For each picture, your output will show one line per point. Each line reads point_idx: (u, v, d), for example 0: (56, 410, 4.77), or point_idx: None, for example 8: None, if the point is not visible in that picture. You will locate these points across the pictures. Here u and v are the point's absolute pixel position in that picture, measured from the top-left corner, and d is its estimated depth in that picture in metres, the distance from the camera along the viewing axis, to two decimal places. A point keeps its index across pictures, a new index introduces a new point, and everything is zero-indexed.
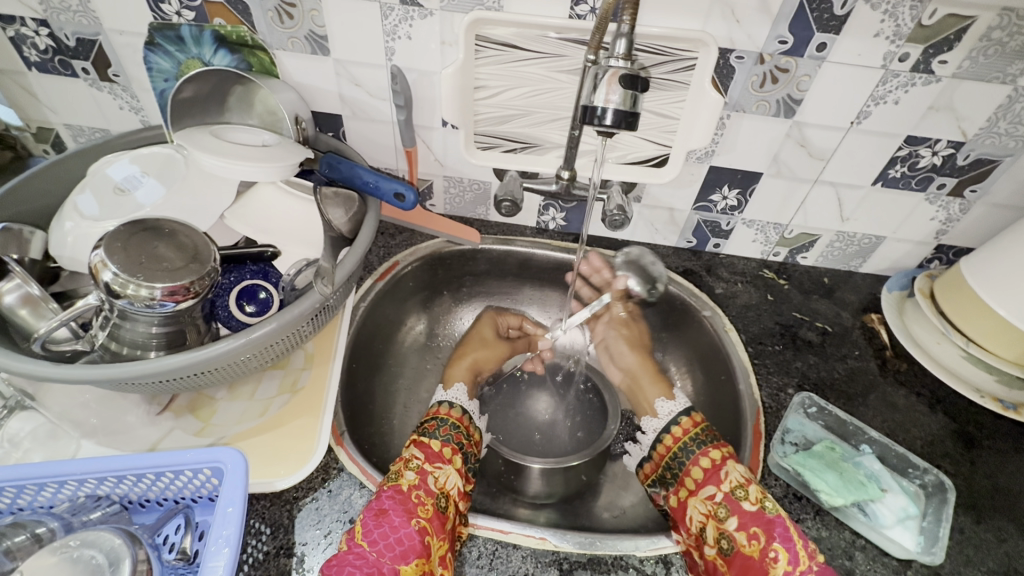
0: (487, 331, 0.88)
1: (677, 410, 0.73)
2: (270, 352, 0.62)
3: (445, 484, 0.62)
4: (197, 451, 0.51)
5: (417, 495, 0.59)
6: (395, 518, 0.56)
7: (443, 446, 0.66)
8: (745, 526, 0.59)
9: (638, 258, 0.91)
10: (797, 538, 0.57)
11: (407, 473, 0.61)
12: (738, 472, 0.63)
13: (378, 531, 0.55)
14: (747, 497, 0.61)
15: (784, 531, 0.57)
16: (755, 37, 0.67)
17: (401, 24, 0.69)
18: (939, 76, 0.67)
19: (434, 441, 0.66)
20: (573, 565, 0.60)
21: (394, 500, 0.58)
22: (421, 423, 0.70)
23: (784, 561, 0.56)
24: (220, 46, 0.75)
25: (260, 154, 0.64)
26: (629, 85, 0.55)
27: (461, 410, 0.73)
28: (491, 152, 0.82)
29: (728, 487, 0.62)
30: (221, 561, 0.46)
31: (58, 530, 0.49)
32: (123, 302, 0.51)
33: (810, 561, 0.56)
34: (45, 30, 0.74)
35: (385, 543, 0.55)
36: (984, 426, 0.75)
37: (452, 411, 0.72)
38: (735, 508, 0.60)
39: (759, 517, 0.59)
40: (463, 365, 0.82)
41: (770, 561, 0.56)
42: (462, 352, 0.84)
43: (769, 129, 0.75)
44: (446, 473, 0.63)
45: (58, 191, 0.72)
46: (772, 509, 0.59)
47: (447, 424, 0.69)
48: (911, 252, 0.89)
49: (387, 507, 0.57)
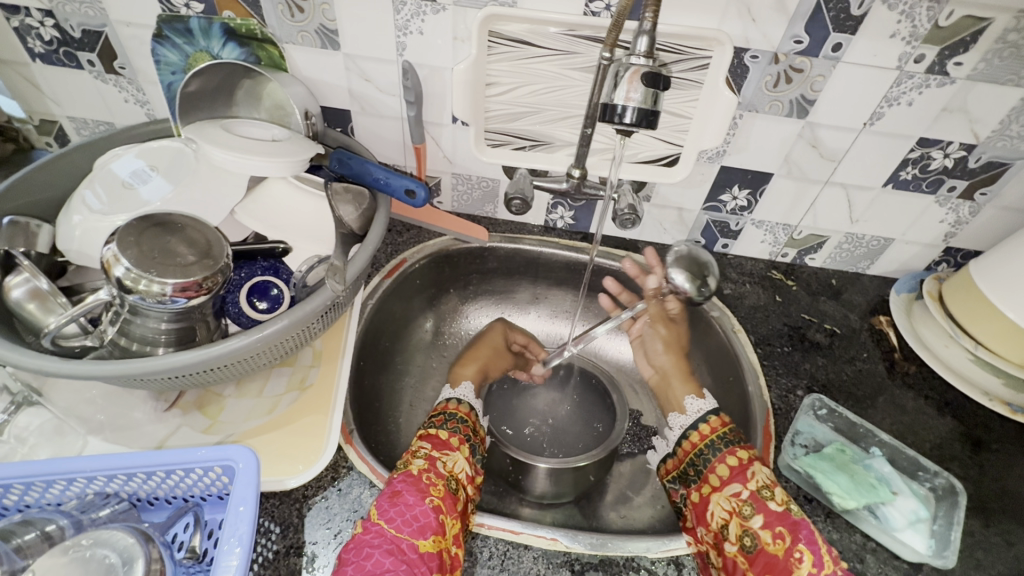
0: (495, 339, 0.87)
1: (705, 409, 0.73)
2: (280, 349, 0.62)
3: (454, 469, 0.62)
4: (208, 448, 0.51)
5: (427, 477, 0.59)
6: (409, 497, 0.56)
7: (451, 435, 0.66)
8: (770, 525, 0.59)
9: (688, 252, 0.87)
10: (822, 543, 0.57)
11: (416, 461, 0.61)
12: (765, 473, 0.63)
13: (394, 509, 0.55)
14: (774, 497, 0.61)
15: (809, 533, 0.57)
16: (770, 37, 0.66)
17: (414, 19, 0.69)
18: (954, 77, 0.67)
19: (441, 431, 0.67)
20: (585, 566, 0.60)
21: (406, 482, 0.58)
22: (430, 416, 0.70)
23: (809, 563, 0.55)
24: (229, 39, 0.74)
25: (269, 148, 0.63)
26: (651, 83, 0.55)
27: (469, 406, 0.72)
28: (501, 150, 0.82)
29: (755, 486, 0.62)
30: (234, 561, 0.45)
31: (67, 528, 0.48)
32: (135, 297, 0.50)
33: (834, 565, 0.55)
34: (51, 21, 0.73)
35: (402, 520, 0.54)
36: (993, 429, 0.76)
37: (460, 406, 0.71)
38: (762, 508, 0.60)
39: (785, 518, 0.59)
40: (473, 368, 0.81)
41: (794, 561, 0.56)
42: (471, 358, 0.83)
43: (781, 130, 0.75)
44: (453, 459, 0.63)
45: (63, 184, 0.71)
46: (798, 512, 0.59)
47: (455, 417, 0.69)
48: (920, 255, 0.89)
49: (400, 488, 0.57)
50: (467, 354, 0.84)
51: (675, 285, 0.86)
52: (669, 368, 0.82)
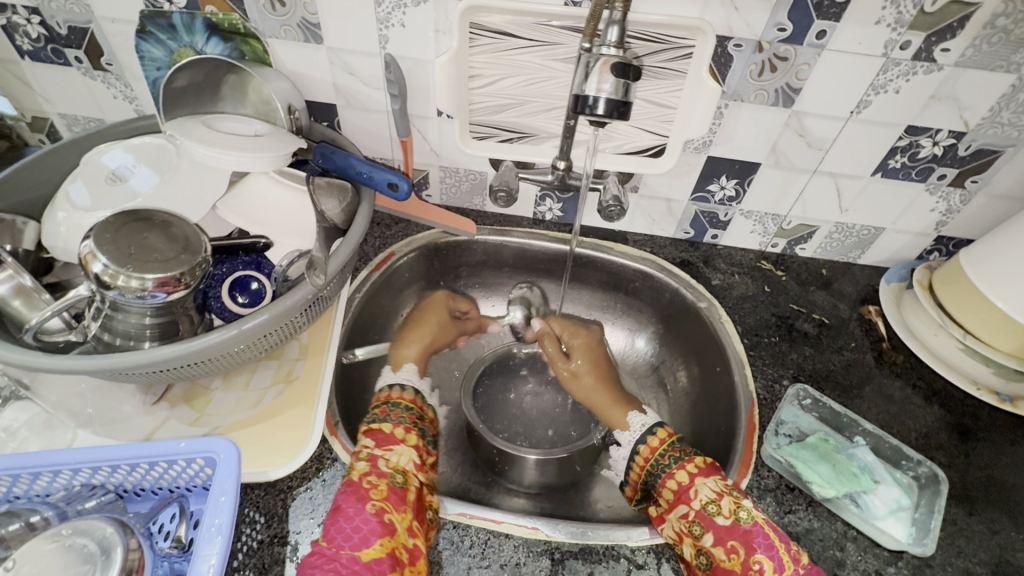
0: (438, 304, 0.89)
1: (644, 429, 0.73)
2: (264, 343, 0.63)
3: (399, 462, 0.62)
4: (190, 441, 0.51)
5: (368, 481, 0.59)
6: (349, 510, 0.56)
7: (395, 427, 0.66)
8: (722, 541, 0.59)
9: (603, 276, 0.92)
10: (778, 543, 0.57)
11: (357, 464, 0.61)
12: (708, 488, 0.62)
13: (334, 527, 0.55)
14: (721, 511, 0.60)
15: (764, 540, 0.57)
16: (753, 25, 0.66)
17: (395, 12, 0.69)
18: (941, 64, 0.66)
19: (385, 424, 0.66)
20: (565, 555, 0.60)
21: (345, 493, 0.58)
22: (373, 408, 0.70)
23: (770, 571, 0.56)
24: (212, 34, 0.74)
25: (249, 143, 0.64)
26: (621, 74, 0.55)
27: (414, 391, 0.73)
28: (486, 142, 0.82)
29: (700, 504, 0.61)
30: (214, 549, 0.46)
31: (52, 518, 0.50)
32: (114, 293, 0.51)
33: (794, 565, 0.56)
34: (36, 18, 0.74)
35: (341, 536, 0.54)
36: (981, 419, 0.75)
37: (404, 393, 0.72)
38: (710, 524, 0.60)
39: (735, 530, 0.59)
40: (415, 346, 0.83)
41: (755, 573, 0.56)
42: (412, 328, 0.85)
43: (767, 119, 0.75)
44: (399, 453, 0.63)
45: (51, 180, 0.72)
46: (747, 518, 0.59)
47: (398, 407, 0.69)
48: (911, 244, 0.88)
49: (339, 503, 0.57)
50: (410, 330, 0.85)
51: (514, 322, 0.94)
52: (592, 394, 0.83)
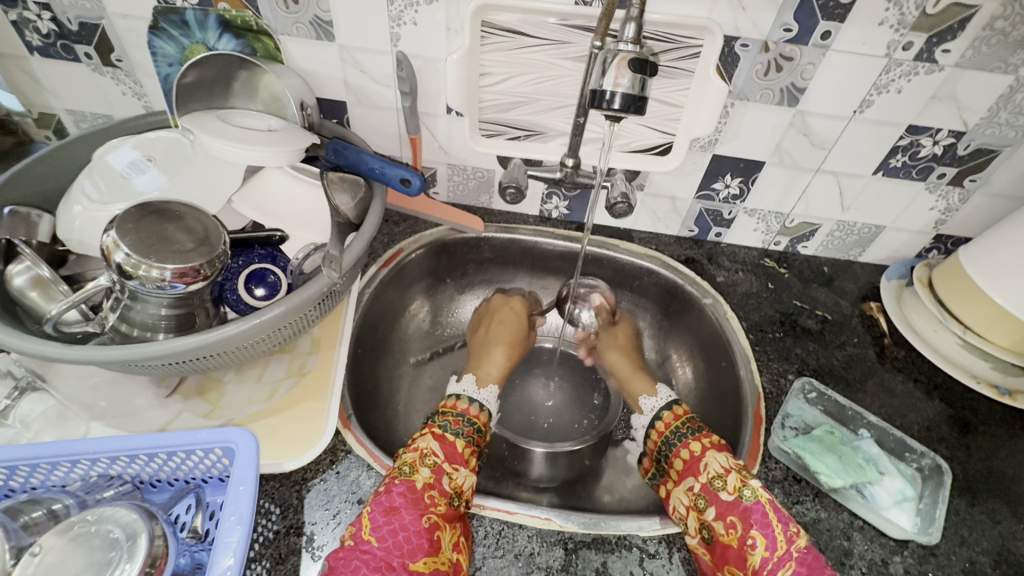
0: (514, 317, 0.92)
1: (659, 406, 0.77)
2: (279, 336, 0.63)
3: (461, 484, 0.62)
4: (209, 431, 0.52)
5: (431, 495, 0.59)
6: (405, 515, 0.56)
7: (461, 444, 0.66)
8: (722, 515, 0.60)
9: (608, 271, 0.94)
10: (775, 522, 0.58)
11: (422, 470, 0.61)
12: (717, 463, 0.64)
13: (387, 527, 0.55)
14: (725, 487, 0.62)
15: (762, 517, 0.58)
16: (760, 25, 0.67)
17: (407, 10, 0.69)
18: (942, 65, 0.67)
19: (456, 439, 0.66)
20: (578, 544, 0.61)
21: (405, 497, 0.58)
22: (444, 415, 0.70)
23: (762, 548, 0.57)
24: (225, 30, 0.74)
25: (263, 138, 0.64)
26: (638, 70, 0.56)
27: (488, 415, 0.73)
28: (495, 140, 0.83)
29: (707, 478, 0.63)
30: (235, 536, 0.47)
31: (72, 506, 0.50)
32: (135, 282, 0.52)
33: (786, 545, 0.56)
34: (47, 14, 0.74)
35: (393, 541, 0.55)
36: (981, 412, 0.77)
37: (476, 411, 0.72)
38: (713, 499, 0.61)
39: (735, 506, 0.60)
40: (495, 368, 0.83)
41: (749, 548, 0.57)
42: (488, 342, 0.88)
43: (772, 119, 0.76)
44: (463, 475, 0.63)
45: (63, 175, 0.72)
46: (749, 496, 0.60)
47: (471, 425, 0.69)
48: (910, 242, 0.90)
49: (398, 505, 0.57)
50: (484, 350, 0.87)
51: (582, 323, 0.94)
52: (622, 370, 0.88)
